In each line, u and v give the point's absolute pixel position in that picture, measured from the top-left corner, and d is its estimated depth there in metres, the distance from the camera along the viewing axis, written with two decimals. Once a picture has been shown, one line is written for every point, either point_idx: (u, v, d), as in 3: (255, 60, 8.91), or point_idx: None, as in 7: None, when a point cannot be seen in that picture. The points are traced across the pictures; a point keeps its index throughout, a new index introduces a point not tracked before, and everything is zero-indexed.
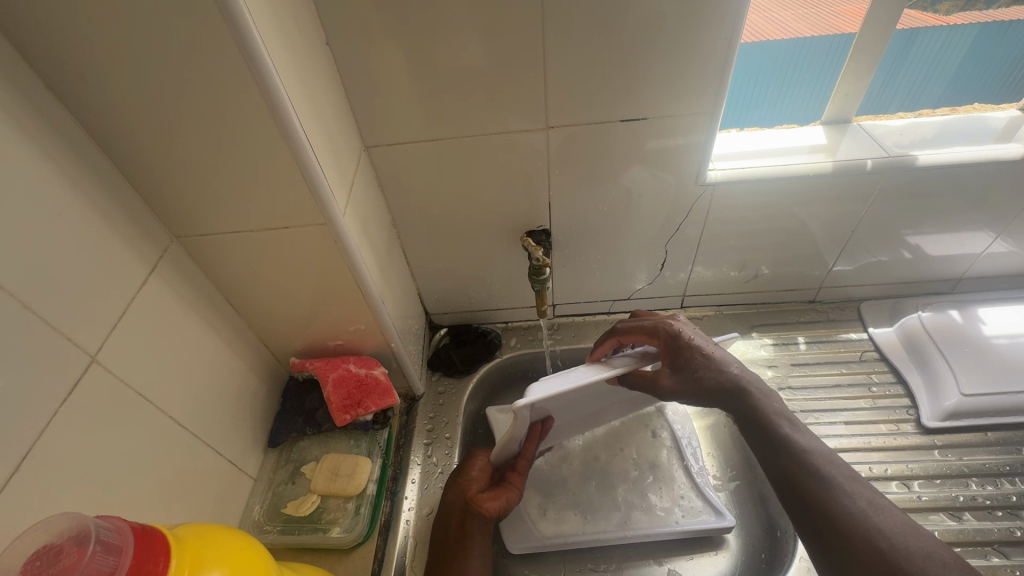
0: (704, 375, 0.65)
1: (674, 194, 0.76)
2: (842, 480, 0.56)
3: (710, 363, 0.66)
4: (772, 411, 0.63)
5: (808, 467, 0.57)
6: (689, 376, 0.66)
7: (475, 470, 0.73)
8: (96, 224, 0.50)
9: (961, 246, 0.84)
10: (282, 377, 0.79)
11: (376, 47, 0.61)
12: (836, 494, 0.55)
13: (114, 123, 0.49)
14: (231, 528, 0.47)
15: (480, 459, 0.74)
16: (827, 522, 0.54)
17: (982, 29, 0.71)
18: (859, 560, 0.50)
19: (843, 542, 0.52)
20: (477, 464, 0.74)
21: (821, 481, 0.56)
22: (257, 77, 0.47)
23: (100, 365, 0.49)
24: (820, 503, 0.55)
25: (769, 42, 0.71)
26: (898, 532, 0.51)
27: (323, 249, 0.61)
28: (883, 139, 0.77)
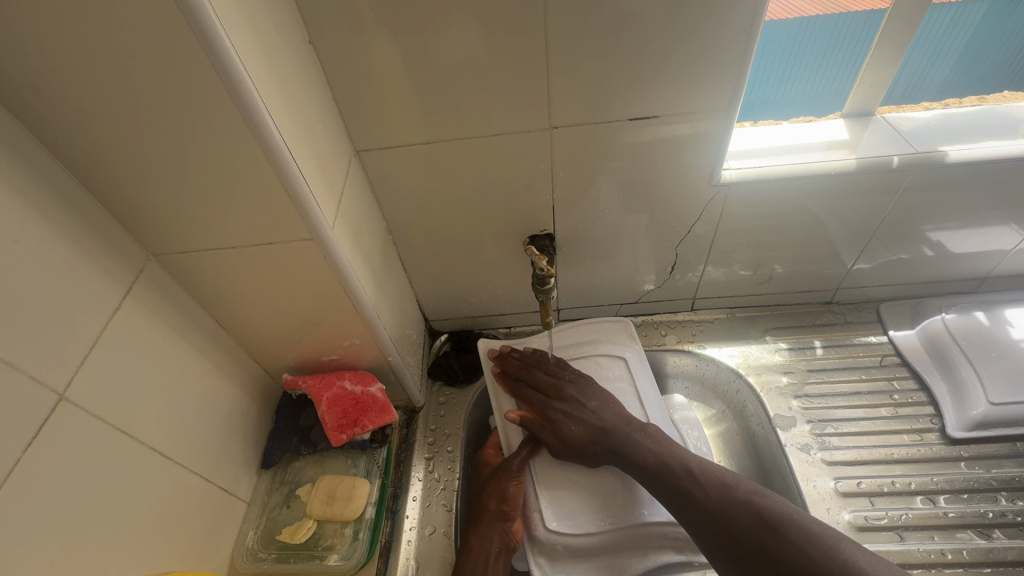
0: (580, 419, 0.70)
1: (685, 195, 0.72)
2: (686, 476, 0.63)
3: (591, 417, 0.70)
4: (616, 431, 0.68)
5: (654, 457, 0.65)
6: (582, 422, 0.70)
7: (513, 488, 0.68)
8: (64, 251, 0.46)
9: (987, 245, 0.79)
10: (275, 393, 0.76)
11: (364, 44, 0.57)
12: (689, 487, 0.62)
13: (74, 136, 0.45)
14: None
15: (517, 474, 0.69)
16: (699, 520, 0.60)
17: (990, 8, 0.66)
18: (725, 538, 0.58)
19: (711, 528, 0.59)
20: (513, 480, 0.69)
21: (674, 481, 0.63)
22: (229, 84, 0.42)
23: (71, 402, 0.46)
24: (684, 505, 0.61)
25: (776, 22, 0.66)
26: (749, 514, 0.57)
27: (312, 264, 0.58)
28: (908, 132, 0.72)
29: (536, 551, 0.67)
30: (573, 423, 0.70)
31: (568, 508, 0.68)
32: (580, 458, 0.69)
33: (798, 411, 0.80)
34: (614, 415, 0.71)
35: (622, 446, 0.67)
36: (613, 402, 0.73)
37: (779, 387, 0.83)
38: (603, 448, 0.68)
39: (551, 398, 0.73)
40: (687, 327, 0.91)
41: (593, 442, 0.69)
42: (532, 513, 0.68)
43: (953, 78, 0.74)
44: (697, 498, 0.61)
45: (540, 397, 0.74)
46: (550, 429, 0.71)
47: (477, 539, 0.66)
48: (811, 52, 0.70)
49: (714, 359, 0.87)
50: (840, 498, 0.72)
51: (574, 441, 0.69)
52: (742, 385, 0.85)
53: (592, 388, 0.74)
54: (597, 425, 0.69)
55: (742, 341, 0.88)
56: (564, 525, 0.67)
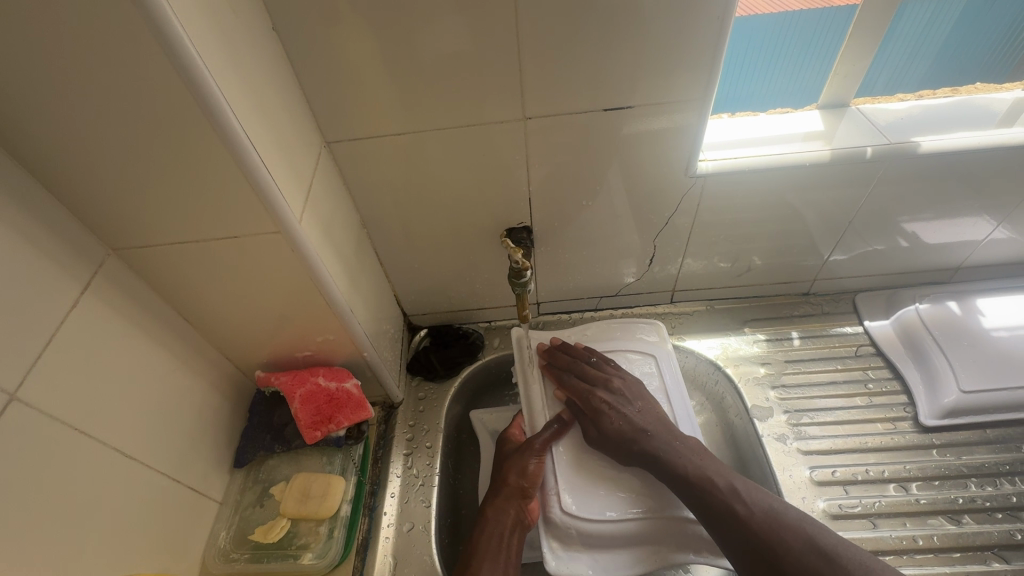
0: (627, 419, 0.67)
1: (661, 187, 0.72)
2: (730, 492, 0.60)
3: (637, 419, 0.67)
4: (659, 437, 0.65)
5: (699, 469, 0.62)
6: (628, 422, 0.67)
7: (534, 466, 0.67)
8: (14, 246, 0.44)
9: (960, 235, 0.80)
10: (248, 390, 0.74)
11: (330, 31, 0.55)
12: (733, 503, 0.60)
13: (18, 124, 0.43)
14: None
15: (540, 453, 0.68)
16: (741, 540, 0.58)
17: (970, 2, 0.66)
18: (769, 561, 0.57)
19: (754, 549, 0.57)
20: (534, 461, 0.68)
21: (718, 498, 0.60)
22: (183, 72, 0.41)
23: (24, 402, 0.44)
24: (728, 524, 0.59)
25: (756, 15, 0.65)
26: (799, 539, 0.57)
27: (281, 258, 0.56)
28: (882, 123, 0.72)
29: (549, 534, 0.64)
30: (617, 417, 0.68)
31: (586, 490, 0.66)
32: (618, 455, 0.66)
33: (775, 402, 0.81)
34: (656, 419, 0.68)
35: (663, 452, 0.64)
36: (654, 404, 0.71)
37: (756, 377, 0.83)
38: (644, 453, 0.64)
39: (597, 387, 0.72)
40: (666, 319, 0.91)
41: (638, 445, 0.65)
42: (549, 495, 0.66)
43: (930, 71, 0.74)
44: (742, 519, 0.59)
45: (588, 390, 0.71)
46: (597, 427, 0.68)
47: (494, 512, 0.67)
48: (790, 45, 0.69)
49: (693, 351, 0.87)
50: (815, 486, 0.73)
51: (616, 434, 0.66)
52: (720, 376, 0.85)
53: (636, 388, 0.72)
54: (639, 425, 0.67)
55: (721, 332, 0.89)
56: (582, 508, 0.64)
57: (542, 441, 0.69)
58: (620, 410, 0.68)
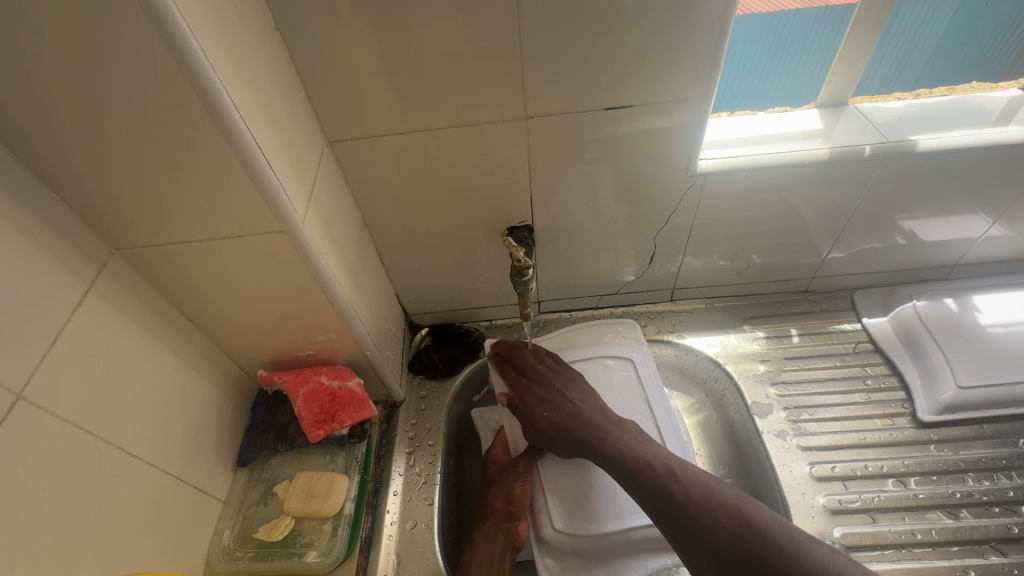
0: (559, 409, 0.69)
1: (662, 186, 0.72)
2: (663, 474, 0.62)
3: (569, 408, 0.69)
4: (593, 425, 0.67)
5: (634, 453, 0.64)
6: (555, 412, 0.69)
7: (519, 489, 0.69)
8: (20, 245, 0.44)
9: (956, 233, 0.81)
10: (251, 390, 0.74)
11: (333, 31, 0.55)
12: (667, 482, 0.61)
13: (22, 124, 0.43)
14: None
15: (524, 477, 0.69)
16: (676, 520, 0.59)
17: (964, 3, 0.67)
18: (705, 541, 0.57)
19: (691, 531, 0.58)
20: (519, 483, 0.69)
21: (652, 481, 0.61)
22: (188, 71, 0.41)
23: (31, 402, 0.44)
24: (665, 507, 0.60)
25: (755, 12, 0.65)
26: (732, 518, 0.57)
27: (284, 258, 0.56)
28: (880, 122, 0.73)
29: (542, 552, 0.66)
30: (545, 408, 0.70)
31: (572, 507, 0.67)
32: (550, 445, 0.69)
33: (775, 398, 0.81)
34: (594, 410, 0.69)
35: (592, 439, 0.66)
36: (593, 396, 0.71)
37: (756, 374, 0.84)
38: (575, 439, 0.67)
39: (530, 382, 0.74)
40: (667, 317, 0.92)
41: (565, 432, 0.68)
42: (538, 514, 0.67)
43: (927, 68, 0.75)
44: (679, 498, 0.60)
45: (523, 391, 0.73)
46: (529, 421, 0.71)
47: (484, 538, 0.68)
48: (789, 44, 0.70)
49: (694, 349, 0.88)
50: (815, 482, 0.73)
51: (543, 427, 0.69)
52: (720, 374, 0.86)
53: (575, 380, 0.73)
54: (571, 413, 0.69)
55: (721, 330, 0.89)
56: (569, 524, 0.65)
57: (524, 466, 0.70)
58: (553, 402, 0.70)
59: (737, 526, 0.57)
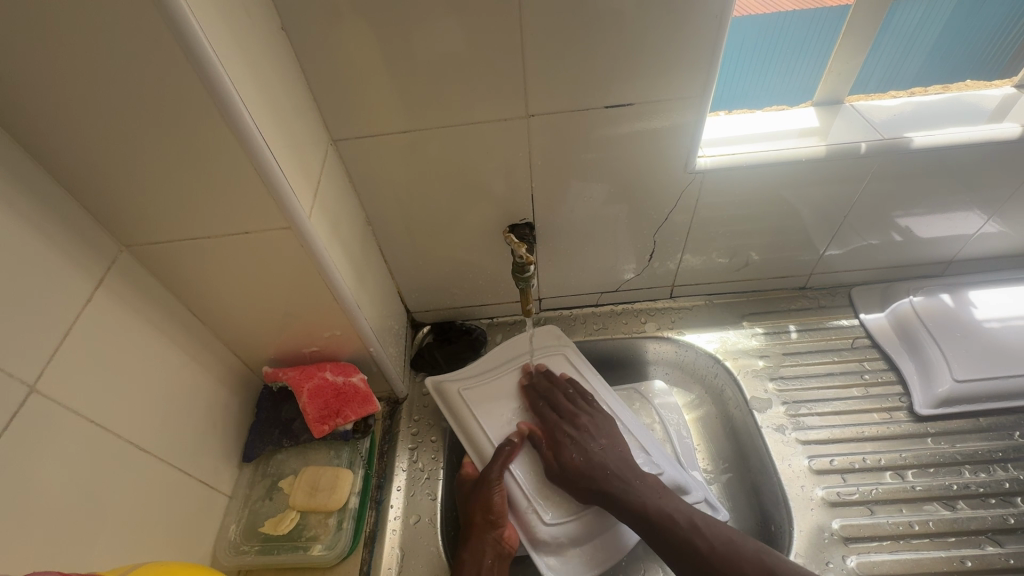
0: (589, 452, 0.71)
1: (661, 183, 0.73)
2: (687, 527, 0.64)
3: (593, 452, 0.71)
4: (617, 477, 0.69)
5: (659, 508, 0.66)
6: (583, 457, 0.70)
7: (498, 496, 0.69)
8: (31, 239, 0.45)
9: (952, 229, 0.82)
10: (255, 386, 0.75)
11: (337, 31, 0.56)
12: (693, 536, 0.64)
13: (34, 121, 0.43)
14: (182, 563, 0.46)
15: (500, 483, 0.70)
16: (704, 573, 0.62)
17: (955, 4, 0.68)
18: None
19: None
20: (498, 490, 0.69)
21: (677, 537, 0.64)
22: (197, 69, 0.41)
23: (42, 395, 0.45)
24: (691, 561, 0.63)
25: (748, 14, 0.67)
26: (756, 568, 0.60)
27: (290, 254, 0.57)
28: (875, 119, 0.74)
29: (543, 553, 0.68)
30: (575, 451, 0.71)
31: (553, 498, 0.71)
32: (572, 490, 0.70)
33: (773, 393, 0.82)
34: (619, 457, 0.71)
35: (618, 490, 0.68)
36: (620, 442, 0.73)
37: (755, 370, 0.85)
38: (602, 489, 0.68)
39: (564, 421, 0.75)
40: (667, 314, 0.92)
41: (594, 482, 0.68)
42: (525, 514, 0.70)
43: (922, 66, 0.76)
44: (702, 553, 0.63)
45: (552, 429, 0.74)
46: (561, 469, 0.71)
47: (470, 553, 0.66)
48: (785, 44, 0.71)
49: (693, 345, 0.89)
50: (814, 475, 0.74)
51: (572, 469, 0.70)
52: (720, 369, 0.87)
53: (604, 424, 0.75)
54: (599, 460, 0.70)
55: (720, 327, 0.90)
56: (558, 516, 0.69)
57: (497, 472, 0.70)
58: (581, 447, 0.71)
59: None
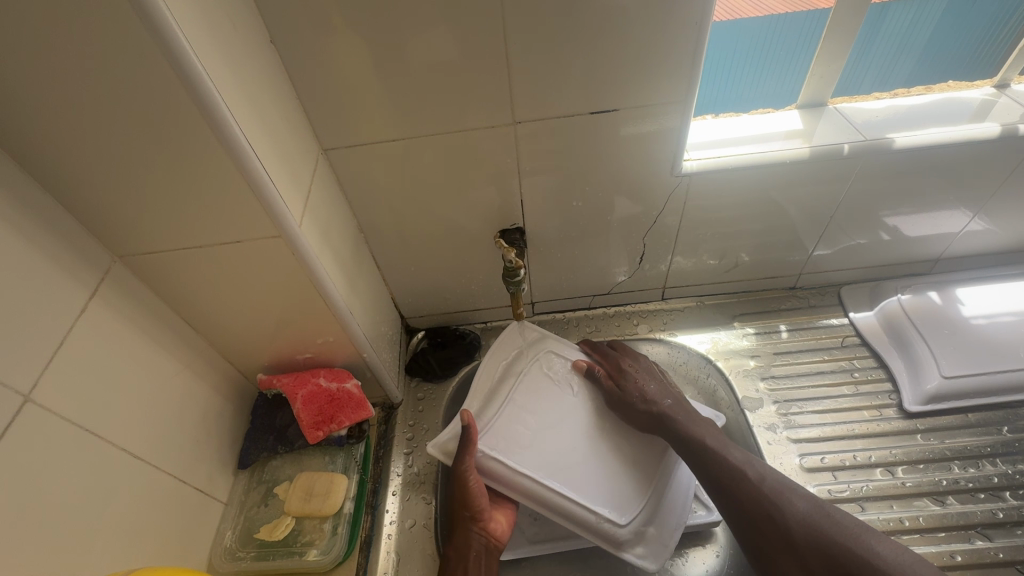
0: (646, 383, 0.76)
1: (649, 187, 0.74)
2: (740, 459, 0.65)
3: (656, 384, 0.76)
4: (675, 408, 0.73)
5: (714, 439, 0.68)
6: (641, 388, 0.75)
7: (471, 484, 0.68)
8: (25, 250, 0.46)
9: (938, 227, 0.83)
10: (249, 393, 0.76)
11: (325, 43, 0.57)
12: (744, 468, 0.64)
13: (27, 135, 0.44)
14: (179, 568, 0.47)
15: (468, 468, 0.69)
16: (761, 510, 0.61)
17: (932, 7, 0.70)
18: (792, 530, 0.58)
19: (774, 520, 0.59)
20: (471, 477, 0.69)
21: (724, 467, 0.65)
22: (187, 83, 0.43)
23: (37, 404, 0.46)
24: (739, 491, 0.63)
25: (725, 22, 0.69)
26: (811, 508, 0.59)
27: (281, 262, 0.58)
28: (858, 121, 0.75)
29: (629, 549, 0.68)
30: (638, 379, 0.76)
31: (594, 488, 0.70)
32: (630, 412, 0.74)
33: (765, 392, 0.83)
34: (672, 395, 0.76)
35: (675, 416, 0.72)
36: (672, 385, 0.78)
37: (746, 370, 0.86)
38: (656, 414, 0.72)
39: (623, 359, 0.80)
40: (658, 316, 0.93)
41: (656, 405, 0.73)
42: (600, 527, 0.68)
43: (905, 67, 0.77)
44: (753, 482, 0.63)
45: (622, 360, 0.79)
46: (620, 390, 0.76)
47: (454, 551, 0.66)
48: (768, 47, 0.72)
49: (685, 346, 0.90)
50: (805, 473, 0.75)
51: (632, 391, 0.75)
52: (712, 370, 0.87)
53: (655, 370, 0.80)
54: (656, 392, 0.75)
55: (710, 327, 0.91)
56: (625, 513, 0.69)
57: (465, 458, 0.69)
58: (642, 379, 0.76)
59: (820, 517, 0.58)
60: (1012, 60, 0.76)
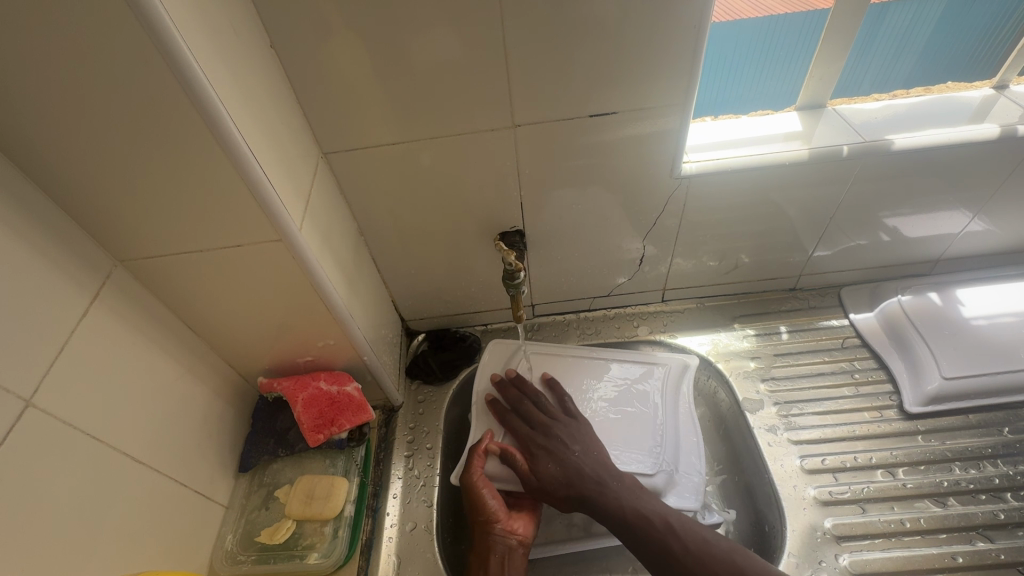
0: (568, 460, 0.70)
1: (649, 189, 0.74)
2: (664, 528, 0.63)
3: (569, 453, 0.71)
4: (580, 481, 0.68)
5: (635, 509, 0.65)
6: (557, 464, 0.70)
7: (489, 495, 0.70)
8: (26, 254, 0.46)
9: (938, 228, 0.83)
10: (250, 397, 0.76)
11: (324, 46, 0.57)
12: (671, 539, 0.63)
13: (27, 139, 0.44)
14: None
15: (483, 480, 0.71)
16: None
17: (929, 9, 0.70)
18: None
19: None
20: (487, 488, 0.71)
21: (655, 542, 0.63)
22: (187, 87, 0.43)
23: (39, 408, 0.46)
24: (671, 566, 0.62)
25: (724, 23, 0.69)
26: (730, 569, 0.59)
27: (282, 266, 0.58)
28: (857, 122, 0.75)
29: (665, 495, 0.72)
30: (550, 461, 0.71)
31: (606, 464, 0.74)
32: (547, 497, 0.70)
33: (765, 394, 0.83)
34: (597, 462, 0.70)
35: (595, 493, 0.67)
36: (596, 446, 0.72)
37: (746, 371, 0.86)
38: (579, 495, 0.68)
39: (537, 433, 0.74)
40: (658, 318, 0.93)
41: (571, 492, 0.68)
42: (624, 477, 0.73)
43: (904, 68, 0.77)
44: (678, 555, 0.62)
45: (534, 437, 0.73)
46: (535, 484, 0.70)
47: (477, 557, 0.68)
48: (767, 49, 0.72)
49: (686, 348, 0.90)
50: (805, 475, 0.75)
51: (547, 477, 0.70)
52: (712, 372, 0.87)
53: (584, 431, 0.74)
54: (575, 468, 0.69)
55: (711, 329, 0.91)
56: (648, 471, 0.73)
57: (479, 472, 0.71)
58: (564, 454, 0.71)
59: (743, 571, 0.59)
60: (1011, 61, 0.76)
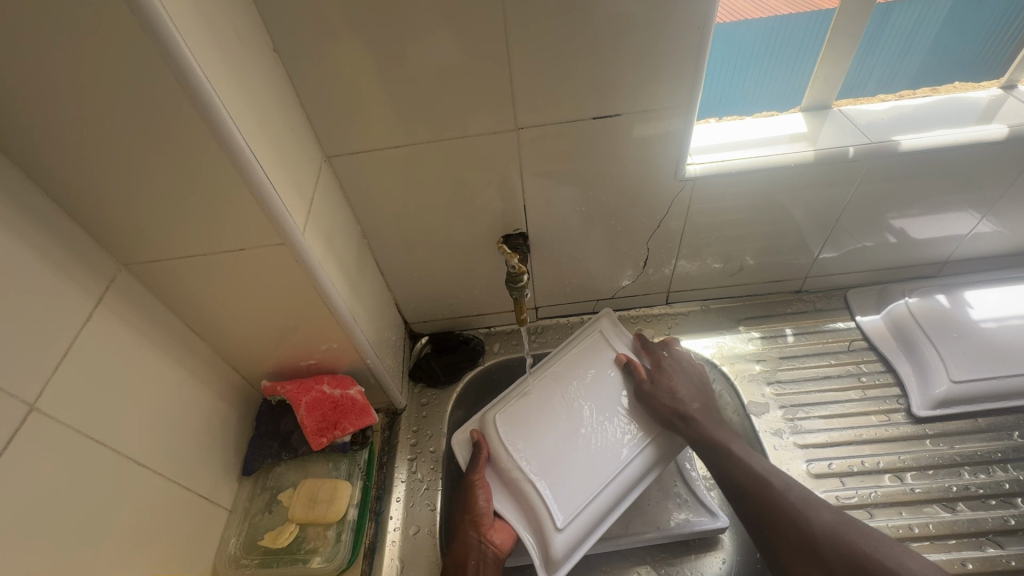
0: (680, 388, 0.75)
1: (653, 191, 0.74)
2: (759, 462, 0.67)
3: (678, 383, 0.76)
4: (697, 411, 0.73)
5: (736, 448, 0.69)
6: (668, 391, 0.74)
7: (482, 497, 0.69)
8: (29, 258, 0.46)
9: (945, 230, 0.82)
10: (253, 400, 0.76)
11: (326, 50, 0.57)
12: (768, 476, 0.65)
13: (33, 144, 0.45)
14: None
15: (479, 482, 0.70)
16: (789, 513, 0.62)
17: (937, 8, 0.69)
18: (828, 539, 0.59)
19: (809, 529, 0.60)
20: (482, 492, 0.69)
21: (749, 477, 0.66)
22: (191, 92, 0.43)
23: (42, 412, 0.46)
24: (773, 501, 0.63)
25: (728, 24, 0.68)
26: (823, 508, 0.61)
27: (286, 269, 0.58)
28: (863, 124, 0.75)
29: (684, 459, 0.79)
30: (673, 385, 0.75)
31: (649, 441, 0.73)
32: (659, 412, 0.73)
33: (771, 397, 0.82)
34: (705, 400, 0.75)
35: (705, 423, 0.71)
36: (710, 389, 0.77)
37: (751, 374, 0.85)
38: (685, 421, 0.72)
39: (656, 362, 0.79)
40: (662, 321, 0.93)
41: (688, 412, 0.72)
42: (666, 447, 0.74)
43: (911, 68, 0.76)
44: (779, 493, 0.63)
45: (664, 362, 0.78)
46: (651, 397, 0.74)
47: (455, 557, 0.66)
48: (771, 50, 0.72)
49: (691, 351, 0.89)
50: (812, 479, 0.74)
51: (663, 392, 0.74)
52: (717, 375, 0.87)
53: (689, 368, 0.79)
54: (690, 397, 0.74)
55: (716, 331, 0.91)
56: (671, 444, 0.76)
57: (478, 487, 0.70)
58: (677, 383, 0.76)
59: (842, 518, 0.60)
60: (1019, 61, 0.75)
